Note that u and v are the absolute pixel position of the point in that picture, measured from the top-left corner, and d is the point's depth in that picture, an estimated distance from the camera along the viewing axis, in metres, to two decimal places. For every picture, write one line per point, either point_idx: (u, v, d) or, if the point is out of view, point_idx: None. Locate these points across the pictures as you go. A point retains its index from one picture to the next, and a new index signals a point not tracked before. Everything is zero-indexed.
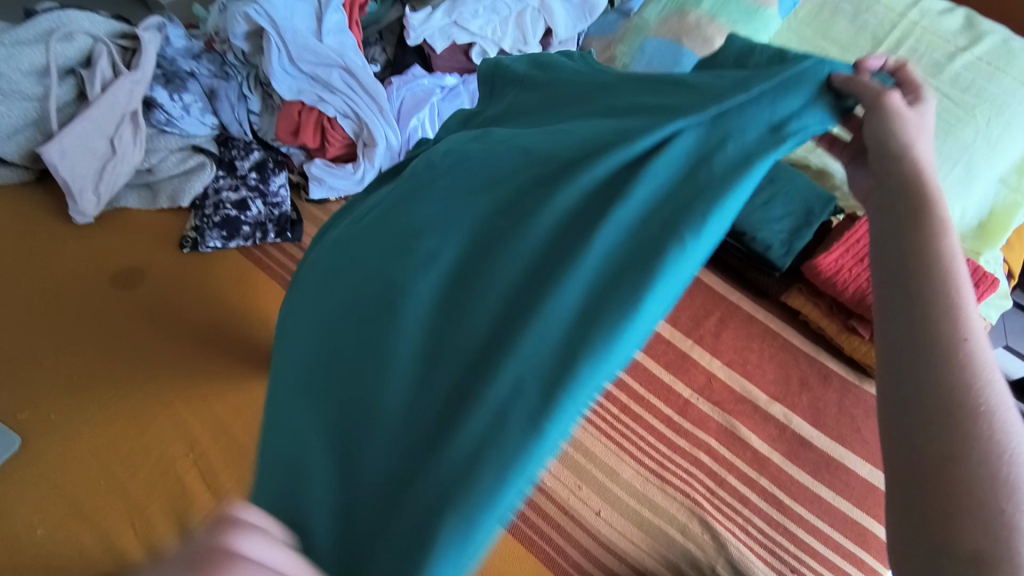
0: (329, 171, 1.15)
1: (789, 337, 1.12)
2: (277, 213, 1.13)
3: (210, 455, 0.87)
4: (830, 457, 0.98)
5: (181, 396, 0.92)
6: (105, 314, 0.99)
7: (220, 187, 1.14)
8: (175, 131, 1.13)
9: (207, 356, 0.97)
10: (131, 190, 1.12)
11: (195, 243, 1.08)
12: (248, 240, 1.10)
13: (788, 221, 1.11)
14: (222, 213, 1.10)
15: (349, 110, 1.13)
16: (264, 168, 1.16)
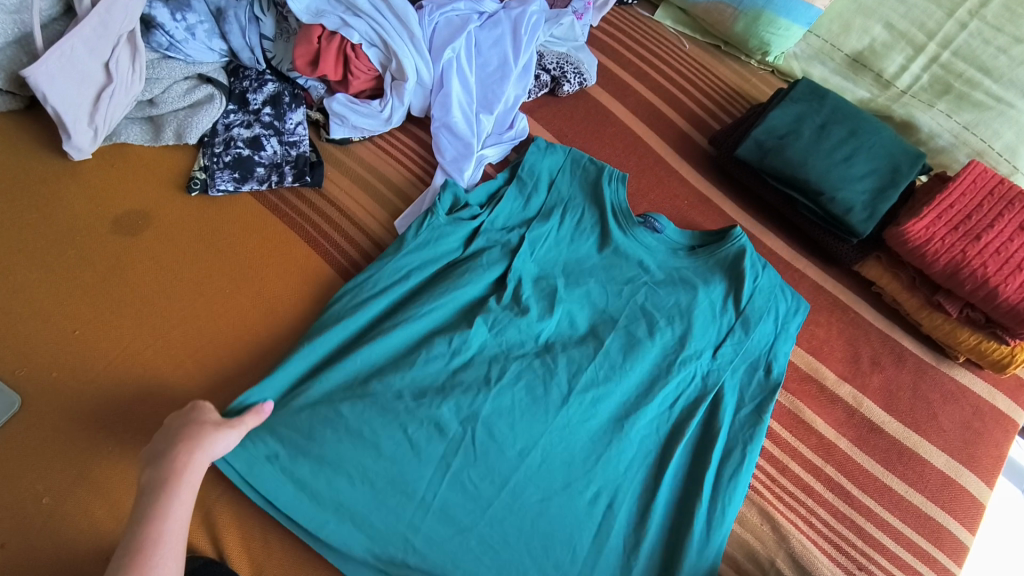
0: (353, 108, 1.02)
1: (858, 309, 1.02)
2: (293, 153, 1.01)
3: None
4: (904, 446, 0.88)
5: (193, 357, 0.83)
6: (108, 263, 0.89)
7: (231, 123, 1.02)
8: (178, 56, 1.00)
9: (218, 313, 0.87)
10: (132, 124, 1.00)
11: (204, 186, 0.96)
12: (262, 184, 0.98)
13: (871, 179, 0.99)
14: (233, 152, 0.99)
15: (375, 36, 0.98)
16: (279, 103, 1.03)
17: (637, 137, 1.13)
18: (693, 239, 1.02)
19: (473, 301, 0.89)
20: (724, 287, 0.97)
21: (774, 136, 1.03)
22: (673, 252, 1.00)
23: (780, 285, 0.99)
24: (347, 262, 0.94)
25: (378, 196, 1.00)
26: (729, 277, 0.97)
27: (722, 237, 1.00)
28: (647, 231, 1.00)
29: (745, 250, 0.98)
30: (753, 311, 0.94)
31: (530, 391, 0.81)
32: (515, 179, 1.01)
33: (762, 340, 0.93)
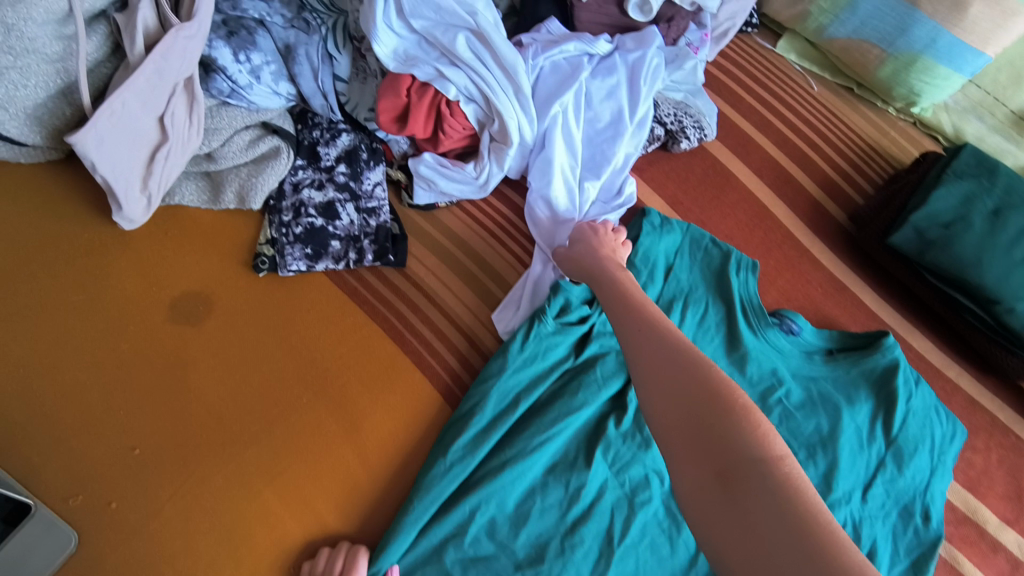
0: (444, 173, 0.87)
1: (1018, 431, 0.89)
2: (373, 223, 0.87)
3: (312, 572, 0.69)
4: None
5: (273, 484, 0.72)
6: (169, 361, 0.77)
7: (300, 182, 0.88)
8: (240, 103, 0.84)
9: (297, 428, 0.75)
10: (187, 182, 0.86)
11: (273, 265, 0.83)
12: (338, 262, 0.84)
13: None
14: (304, 222, 0.85)
15: (476, 91, 0.82)
16: (355, 160, 0.88)
17: (763, 206, 0.98)
18: (835, 341, 0.88)
19: (585, 430, 0.79)
20: (872, 409, 0.85)
21: (938, 224, 0.87)
22: (812, 360, 0.87)
23: (936, 405, 0.86)
24: (439, 363, 0.81)
25: (470, 278, 0.87)
26: (877, 398, 0.85)
27: (871, 345, 0.87)
28: (782, 337, 0.87)
29: (898, 365, 0.86)
30: (905, 444, 0.83)
31: (656, 549, 0.75)
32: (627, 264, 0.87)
33: (916, 480, 0.82)
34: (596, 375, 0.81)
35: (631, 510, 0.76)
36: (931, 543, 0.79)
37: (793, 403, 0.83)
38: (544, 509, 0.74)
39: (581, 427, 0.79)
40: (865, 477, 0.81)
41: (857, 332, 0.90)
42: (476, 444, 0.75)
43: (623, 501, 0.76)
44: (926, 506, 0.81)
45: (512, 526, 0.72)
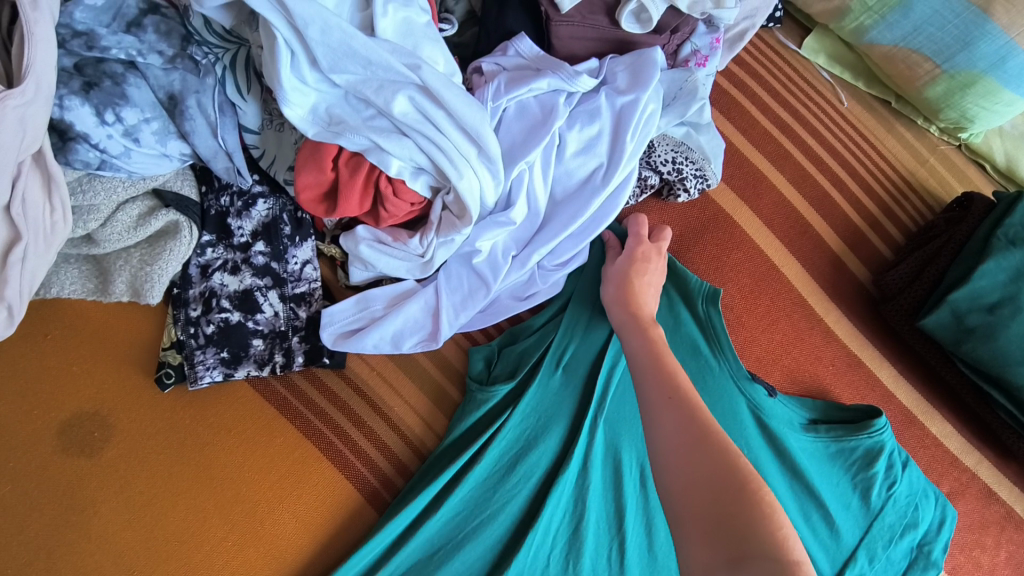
0: (382, 252, 0.69)
1: None
2: (303, 315, 0.71)
3: None
4: None
5: None
6: (55, 507, 0.63)
7: (209, 264, 0.71)
8: (117, 173, 0.66)
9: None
10: (66, 267, 0.69)
11: (182, 376, 0.68)
12: (261, 367, 0.70)
13: None
14: (217, 319, 0.69)
15: (424, 161, 0.64)
16: (275, 235, 0.71)
17: (772, 264, 0.82)
18: (816, 414, 0.76)
19: (525, 512, 0.69)
20: (854, 491, 0.74)
21: (979, 307, 0.73)
22: (789, 428, 0.75)
23: (927, 487, 0.76)
24: (386, 488, 0.69)
25: (421, 376, 0.72)
26: (857, 484, 0.74)
27: (857, 424, 0.74)
28: (754, 396, 0.74)
29: (882, 448, 0.73)
30: (880, 535, 0.74)
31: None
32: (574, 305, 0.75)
33: (889, 573, 0.75)
34: (536, 452, 0.70)
35: None
36: None
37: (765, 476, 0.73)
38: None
39: (521, 514, 0.69)
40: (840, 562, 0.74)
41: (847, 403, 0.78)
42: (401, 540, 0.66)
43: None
44: None
45: None
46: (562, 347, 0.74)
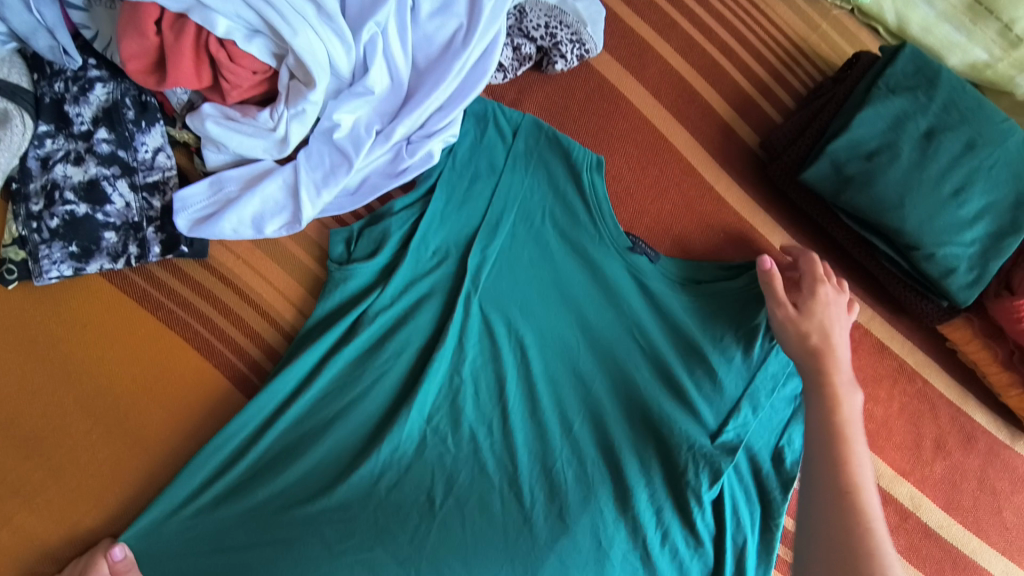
0: (232, 129, 0.66)
1: (927, 377, 0.81)
2: (157, 204, 0.68)
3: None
4: (958, 552, 0.77)
5: (71, 536, 0.63)
6: None
7: (51, 156, 0.67)
8: None
9: (95, 470, 0.64)
10: None
11: (26, 273, 0.65)
12: (116, 260, 0.67)
13: (983, 222, 0.71)
14: (62, 211, 0.65)
15: (257, 20, 0.60)
16: (116, 120, 0.66)
17: (659, 136, 0.80)
18: (699, 271, 0.75)
19: (402, 388, 0.70)
20: (738, 342, 0.73)
21: (859, 156, 0.71)
22: (667, 286, 0.74)
23: None
24: (257, 374, 0.68)
25: (292, 262, 0.70)
26: (742, 336, 0.73)
27: (742, 278, 0.74)
28: (635, 260, 0.74)
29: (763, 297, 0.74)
30: (762, 385, 0.73)
31: (484, 506, 0.68)
32: (443, 185, 0.75)
33: (773, 423, 0.75)
34: (407, 329, 0.71)
35: (449, 467, 0.69)
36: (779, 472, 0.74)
37: (645, 330, 0.74)
38: (348, 466, 0.67)
39: (396, 390, 0.70)
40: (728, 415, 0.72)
41: (733, 262, 0.78)
42: (270, 421, 0.67)
43: (440, 449, 0.69)
44: (780, 443, 0.75)
45: (305, 488, 0.67)
46: (430, 223, 0.74)
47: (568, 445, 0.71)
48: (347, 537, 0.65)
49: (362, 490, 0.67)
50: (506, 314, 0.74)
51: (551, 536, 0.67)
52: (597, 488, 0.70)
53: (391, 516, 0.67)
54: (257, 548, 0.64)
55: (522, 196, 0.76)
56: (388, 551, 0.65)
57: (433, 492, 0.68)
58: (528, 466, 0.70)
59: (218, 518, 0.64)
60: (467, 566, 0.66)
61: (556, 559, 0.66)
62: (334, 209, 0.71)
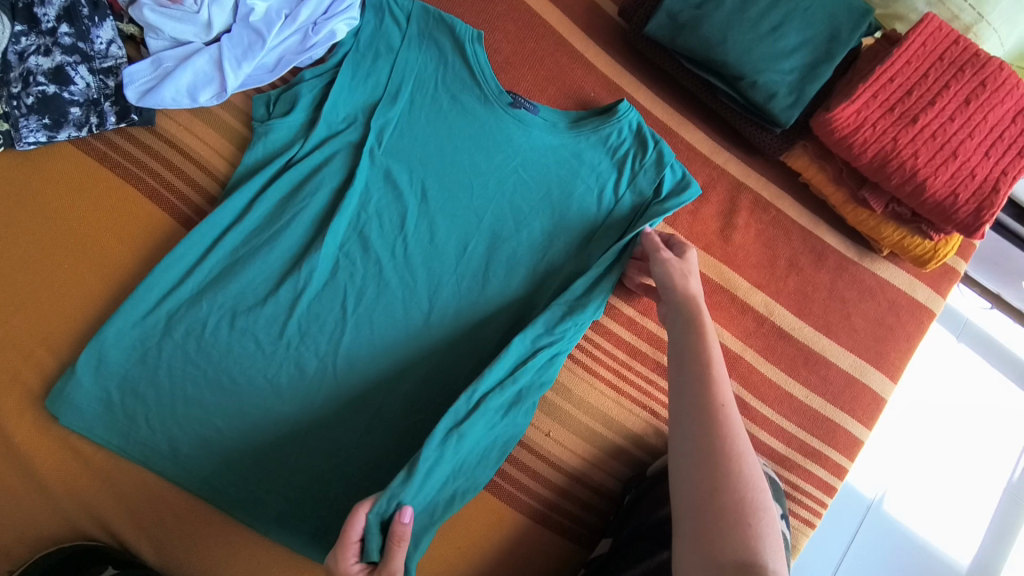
0: (165, 14, 0.81)
1: (782, 207, 0.92)
2: (111, 84, 0.84)
3: (69, 372, 0.75)
4: (811, 350, 0.88)
5: (46, 343, 0.77)
6: None
7: (25, 50, 0.83)
8: None
9: (63, 293, 0.79)
10: None
11: (9, 140, 0.81)
12: (81, 129, 0.83)
13: (801, 54, 0.83)
14: (35, 91, 0.81)
15: None
16: (75, 17, 0.82)
17: (534, 13, 0.93)
18: (574, 117, 0.89)
19: (319, 222, 0.83)
20: (604, 172, 0.87)
21: (690, 5, 0.84)
22: (544, 130, 0.88)
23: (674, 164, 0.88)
24: (200, 215, 0.83)
25: (224, 128, 0.86)
26: (615, 163, 0.87)
27: (608, 114, 0.88)
28: (516, 114, 0.87)
29: (626, 130, 0.88)
30: (629, 204, 0.86)
31: (391, 314, 0.81)
32: (349, 55, 0.87)
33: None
34: (319, 179, 0.83)
35: (357, 285, 0.81)
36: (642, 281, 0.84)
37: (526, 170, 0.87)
38: (273, 285, 0.80)
39: (314, 223, 0.83)
40: (597, 232, 0.85)
41: (603, 106, 0.91)
42: (210, 250, 0.80)
43: (350, 271, 0.82)
44: None
45: (240, 303, 0.79)
46: (338, 88, 0.85)
47: (461, 265, 0.84)
48: (276, 341, 0.79)
49: (285, 307, 0.79)
50: (408, 164, 0.86)
51: (444, 334, 0.82)
52: (485, 295, 0.83)
53: (313, 325, 0.80)
54: (202, 350, 0.77)
55: (417, 66, 0.88)
56: (308, 349, 0.79)
57: (347, 305, 0.81)
58: (427, 281, 0.83)
59: (168, 329, 0.77)
60: (376, 357, 0.80)
61: (447, 352, 0.81)
62: (257, 83, 0.86)
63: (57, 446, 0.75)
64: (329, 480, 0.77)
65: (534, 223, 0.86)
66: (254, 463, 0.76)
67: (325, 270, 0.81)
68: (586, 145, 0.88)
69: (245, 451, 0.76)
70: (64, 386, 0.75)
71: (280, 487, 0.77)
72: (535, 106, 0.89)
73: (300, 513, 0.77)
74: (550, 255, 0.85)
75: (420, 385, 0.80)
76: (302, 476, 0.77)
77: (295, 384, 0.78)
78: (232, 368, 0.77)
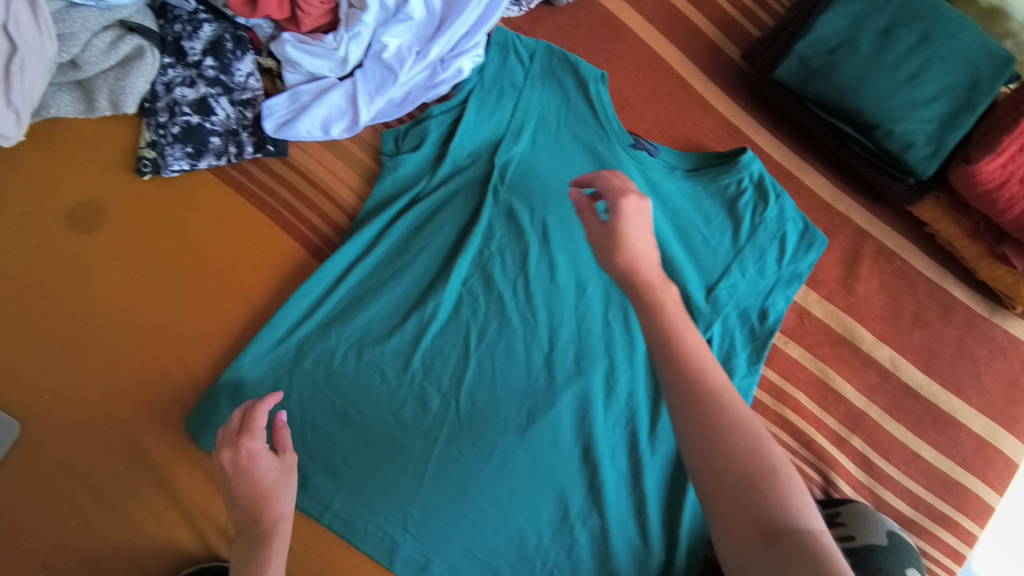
0: (306, 50, 0.84)
1: (908, 258, 0.90)
2: (249, 115, 0.87)
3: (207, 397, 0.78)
4: (940, 410, 0.85)
5: (184, 366, 0.80)
6: (72, 268, 0.82)
7: (171, 81, 0.87)
8: (89, 3, 0.83)
9: (202, 319, 0.82)
10: (60, 92, 0.86)
11: (156, 167, 0.85)
12: (220, 158, 0.86)
13: (939, 103, 0.81)
14: (180, 121, 0.85)
15: None
16: (221, 51, 0.86)
17: (653, 54, 0.93)
18: (696, 161, 0.88)
19: (443, 258, 0.84)
20: (725, 219, 0.87)
21: (823, 51, 0.83)
22: (665, 174, 0.88)
23: (797, 215, 0.87)
24: (330, 247, 0.85)
25: (352, 160, 0.88)
26: (736, 209, 0.87)
27: (731, 161, 0.87)
28: (637, 155, 0.87)
29: (750, 178, 0.86)
30: (751, 253, 0.86)
31: (511, 352, 0.82)
32: (473, 91, 0.88)
33: (762, 285, 0.85)
34: (444, 215, 0.84)
35: (479, 323, 0.83)
36: (763, 337, 0.84)
37: (648, 214, 0.86)
38: (399, 319, 0.82)
39: (438, 259, 0.84)
40: (719, 280, 0.85)
41: (726, 152, 0.90)
42: (339, 281, 0.82)
43: (471, 309, 0.83)
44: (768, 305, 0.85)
45: (367, 335, 0.81)
46: (464, 125, 0.86)
47: (580, 306, 0.84)
48: (401, 375, 0.81)
49: (411, 342, 0.81)
50: (530, 203, 0.86)
51: (562, 376, 0.82)
52: (605, 338, 0.83)
53: (436, 361, 0.81)
54: (331, 380, 0.80)
55: (541, 104, 0.89)
56: (431, 384, 0.81)
57: (469, 342, 0.82)
58: (546, 320, 0.83)
59: (300, 358, 0.80)
60: (498, 395, 0.81)
61: (567, 394, 0.81)
62: (385, 118, 0.88)
63: (188, 469, 0.78)
64: (450, 518, 0.78)
65: (653, 267, 0.86)
66: (378, 496, 0.78)
67: (448, 308, 0.83)
68: (706, 189, 0.87)
69: (370, 482, 0.78)
70: (200, 411, 0.77)
71: (404, 521, 0.78)
72: (655, 148, 0.89)
73: (422, 551, 0.77)
74: (670, 301, 0.84)
75: (539, 426, 0.80)
76: (424, 513, 0.78)
77: (420, 419, 0.80)
78: (360, 400, 0.80)
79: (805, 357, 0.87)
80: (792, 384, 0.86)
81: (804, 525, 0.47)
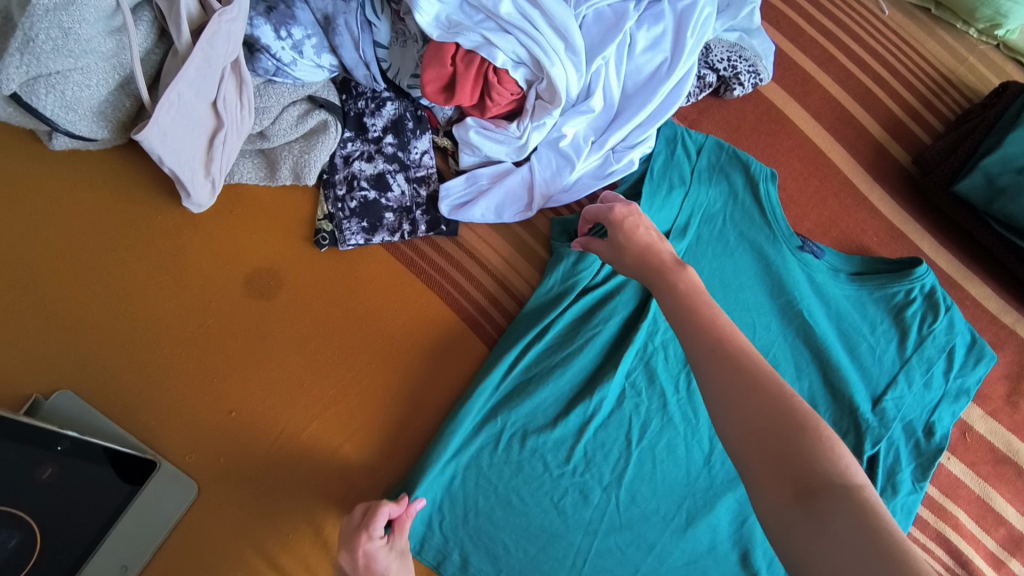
0: (488, 137, 0.86)
1: None
2: (423, 193, 0.89)
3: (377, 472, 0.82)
4: None
5: (352, 440, 0.82)
6: (249, 334, 0.85)
7: (350, 154, 0.89)
8: (285, 80, 0.86)
9: (371, 395, 0.84)
10: (244, 160, 0.89)
11: (333, 240, 0.87)
12: (393, 233, 0.88)
13: None
14: (359, 195, 0.88)
15: (524, 53, 0.80)
16: (401, 129, 0.90)
17: (820, 152, 0.94)
18: (862, 265, 0.88)
19: (608, 350, 0.85)
20: (892, 329, 0.86)
21: (1011, 169, 0.82)
22: (832, 278, 0.87)
23: (965, 330, 0.86)
24: (496, 329, 0.87)
25: (518, 242, 0.90)
26: (903, 319, 0.86)
27: (903, 272, 0.86)
28: (803, 257, 0.87)
29: (920, 290, 0.85)
30: (917, 364, 0.85)
31: (673, 451, 0.83)
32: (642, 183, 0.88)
33: (926, 400, 0.84)
34: (611, 307, 0.85)
35: (641, 419, 0.83)
36: (928, 454, 0.83)
37: (813, 318, 0.86)
38: (563, 410, 0.82)
39: (602, 350, 0.85)
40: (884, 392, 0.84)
41: (894, 258, 0.89)
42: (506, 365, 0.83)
43: (634, 404, 0.84)
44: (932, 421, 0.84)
45: (532, 422, 0.82)
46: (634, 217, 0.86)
47: None
48: (565, 467, 0.81)
49: (575, 434, 0.82)
50: None
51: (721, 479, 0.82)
52: None
53: (599, 455, 0.82)
54: (494, 466, 0.80)
55: (709, 201, 0.89)
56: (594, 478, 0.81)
57: (632, 438, 0.82)
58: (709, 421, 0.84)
59: (466, 443, 0.80)
60: (658, 493, 0.81)
61: (725, 496, 0.82)
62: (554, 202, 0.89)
63: None
64: None
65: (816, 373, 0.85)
66: None
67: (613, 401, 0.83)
68: (870, 295, 0.86)
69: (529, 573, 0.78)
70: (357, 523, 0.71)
71: None
72: (820, 250, 0.89)
73: None
74: (834, 409, 0.84)
75: (698, 528, 0.81)
76: None
77: (582, 513, 0.80)
78: (523, 489, 0.80)
79: (967, 473, 0.86)
80: (952, 501, 0.85)
81: (838, 466, 0.46)
